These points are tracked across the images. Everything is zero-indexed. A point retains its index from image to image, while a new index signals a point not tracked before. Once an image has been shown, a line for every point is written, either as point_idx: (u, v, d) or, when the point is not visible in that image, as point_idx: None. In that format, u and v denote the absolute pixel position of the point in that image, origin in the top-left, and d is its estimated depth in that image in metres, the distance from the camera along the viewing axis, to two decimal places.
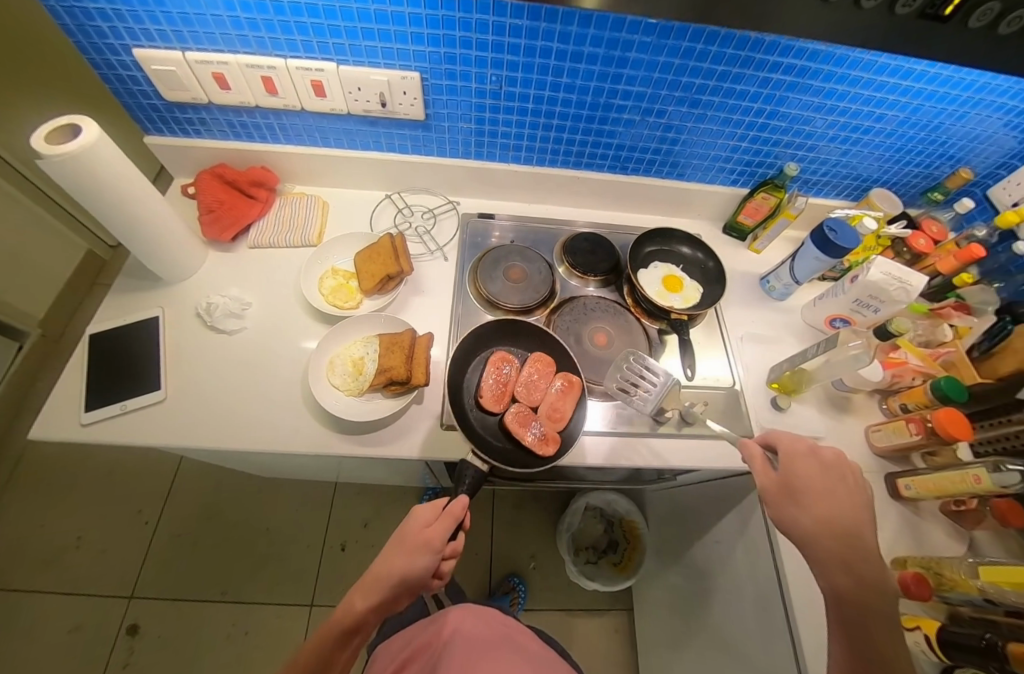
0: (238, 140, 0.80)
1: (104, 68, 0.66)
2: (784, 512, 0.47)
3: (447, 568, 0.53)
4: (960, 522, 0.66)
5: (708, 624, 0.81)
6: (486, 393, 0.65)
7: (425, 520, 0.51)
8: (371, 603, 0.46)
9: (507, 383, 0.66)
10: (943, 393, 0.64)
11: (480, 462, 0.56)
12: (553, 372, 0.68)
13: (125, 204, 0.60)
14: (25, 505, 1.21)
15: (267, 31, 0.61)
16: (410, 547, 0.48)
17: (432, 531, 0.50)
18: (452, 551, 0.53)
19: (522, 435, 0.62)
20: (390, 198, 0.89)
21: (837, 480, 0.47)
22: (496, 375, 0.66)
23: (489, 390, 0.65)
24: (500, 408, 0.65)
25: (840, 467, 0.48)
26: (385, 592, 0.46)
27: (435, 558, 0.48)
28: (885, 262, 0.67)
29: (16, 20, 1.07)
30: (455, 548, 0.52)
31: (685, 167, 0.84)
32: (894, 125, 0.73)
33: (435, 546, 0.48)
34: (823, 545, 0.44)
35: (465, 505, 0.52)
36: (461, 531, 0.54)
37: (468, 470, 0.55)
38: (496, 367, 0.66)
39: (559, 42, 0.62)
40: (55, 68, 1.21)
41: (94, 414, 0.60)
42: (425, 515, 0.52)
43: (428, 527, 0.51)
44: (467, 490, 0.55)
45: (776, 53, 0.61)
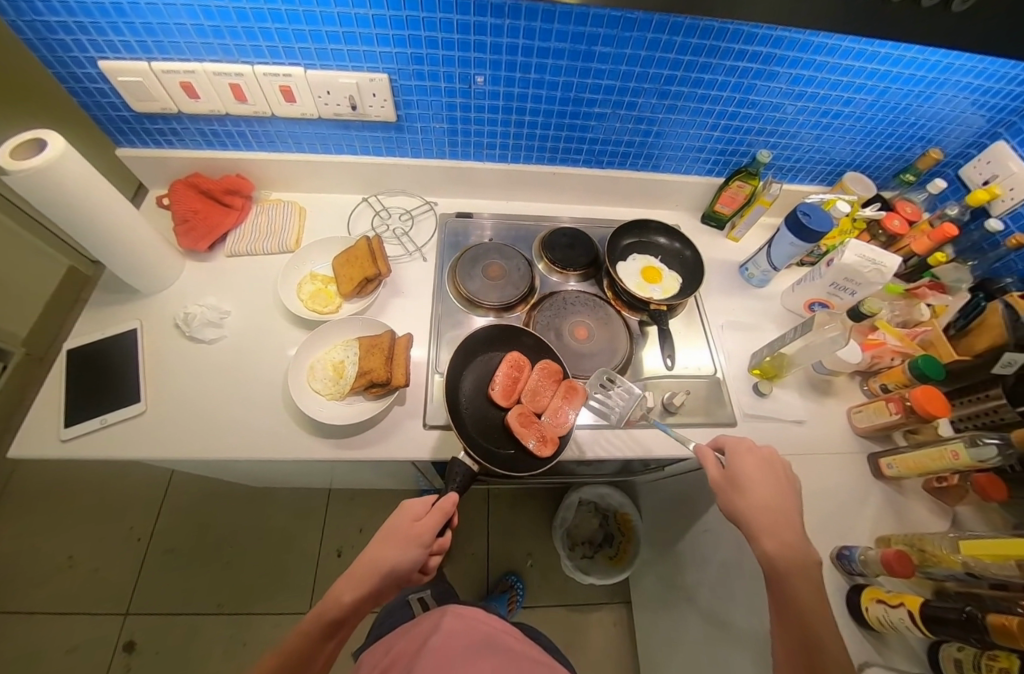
0: (211, 150, 0.80)
1: (70, 81, 0.66)
2: (729, 502, 0.52)
3: (434, 563, 0.54)
4: (942, 498, 0.66)
5: (702, 613, 0.82)
6: (498, 390, 0.64)
7: (414, 514, 0.52)
8: (354, 605, 0.46)
9: (518, 384, 0.65)
10: (920, 372, 0.65)
11: (469, 460, 0.56)
12: (562, 379, 0.66)
13: (94, 216, 0.59)
14: (15, 526, 1.20)
15: (231, 38, 0.60)
16: (397, 542, 0.49)
17: (422, 524, 0.51)
18: (438, 547, 0.53)
19: (524, 437, 0.60)
20: (367, 202, 0.89)
21: (770, 470, 0.53)
22: (508, 374, 0.65)
23: (498, 390, 0.64)
24: (507, 408, 0.63)
25: (777, 466, 0.53)
26: (371, 590, 0.46)
27: (423, 552, 0.49)
28: (859, 245, 0.68)
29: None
30: (442, 544, 0.53)
31: (660, 158, 0.85)
32: (864, 109, 0.73)
33: (425, 540, 0.49)
34: (774, 528, 0.47)
35: (456, 501, 0.53)
36: (449, 527, 0.54)
37: (458, 468, 0.55)
38: (508, 366, 0.65)
39: (525, 39, 0.62)
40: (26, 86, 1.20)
41: (74, 429, 0.60)
42: (416, 508, 0.53)
43: (419, 520, 0.52)
44: (457, 487, 0.55)
45: (740, 41, 0.62)
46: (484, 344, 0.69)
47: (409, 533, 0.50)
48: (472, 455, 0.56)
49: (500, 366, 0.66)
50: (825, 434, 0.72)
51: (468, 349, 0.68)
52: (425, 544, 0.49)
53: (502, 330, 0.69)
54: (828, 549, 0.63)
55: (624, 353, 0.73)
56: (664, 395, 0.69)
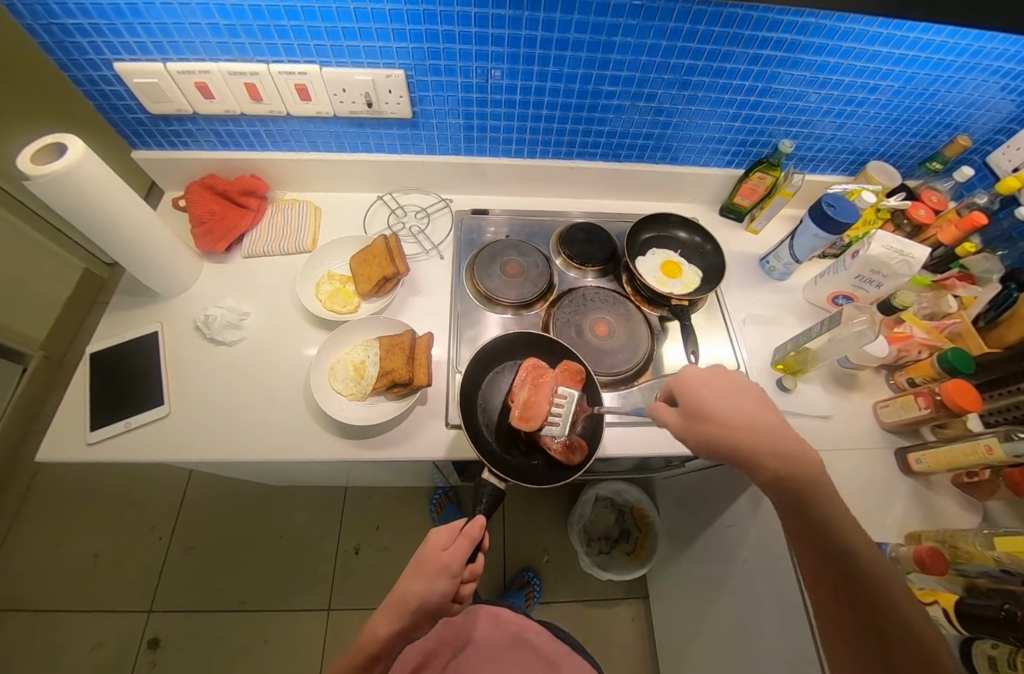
0: (226, 150, 0.79)
1: (86, 84, 0.66)
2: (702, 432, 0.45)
3: (467, 589, 0.53)
4: (972, 493, 0.65)
5: (723, 610, 0.81)
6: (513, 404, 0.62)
7: (441, 543, 0.51)
8: (392, 626, 0.46)
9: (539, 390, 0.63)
10: (950, 366, 0.63)
11: (496, 480, 0.55)
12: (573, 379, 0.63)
13: (116, 220, 0.59)
14: (39, 527, 1.22)
15: (247, 37, 0.60)
16: (428, 571, 0.49)
17: (450, 553, 0.50)
18: (472, 573, 0.52)
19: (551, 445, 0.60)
20: (382, 200, 0.88)
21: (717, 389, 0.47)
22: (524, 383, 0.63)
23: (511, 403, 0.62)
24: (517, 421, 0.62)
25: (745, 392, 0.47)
26: None
27: (453, 583, 0.48)
28: (886, 236, 0.66)
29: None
30: (473, 570, 0.52)
31: (678, 150, 0.83)
32: (889, 96, 0.71)
33: (455, 570, 0.49)
34: None
35: (483, 526, 0.52)
36: (480, 551, 0.53)
37: (485, 490, 0.55)
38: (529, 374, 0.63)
39: (543, 31, 0.60)
40: (36, 89, 1.20)
41: (99, 432, 0.61)
42: (442, 537, 0.51)
43: (446, 549, 0.50)
44: (484, 509, 0.54)
45: (764, 29, 0.60)
46: (500, 353, 0.69)
47: (438, 563, 0.49)
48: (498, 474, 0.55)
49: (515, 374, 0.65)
50: (852, 429, 0.71)
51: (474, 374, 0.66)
52: (455, 572, 0.49)
53: (518, 338, 0.69)
54: None
55: (645, 350, 0.73)
56: None
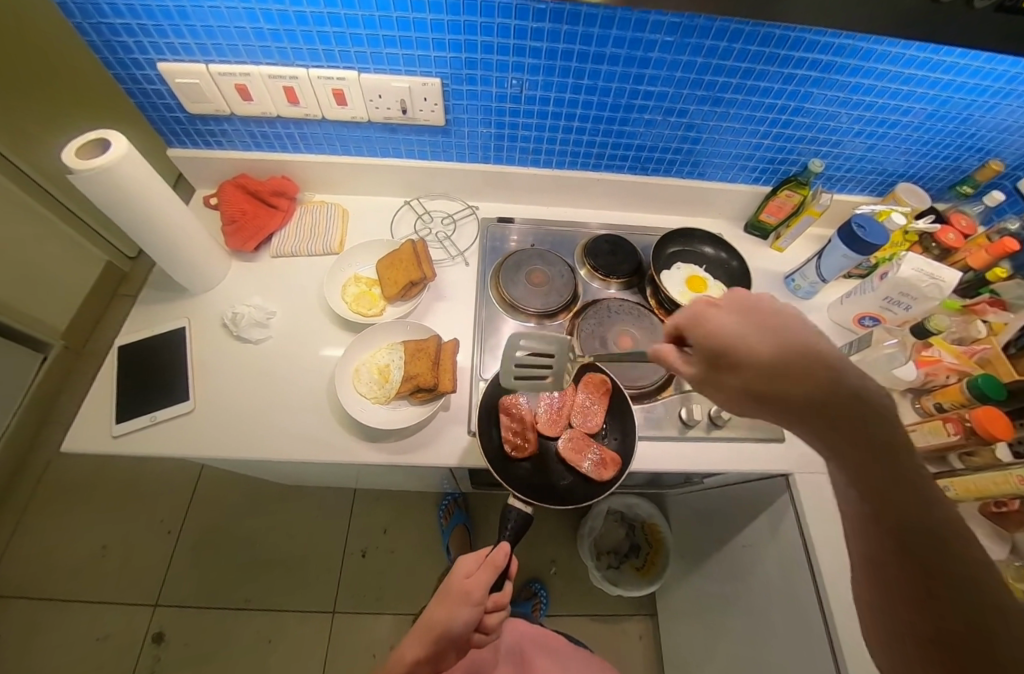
0: (259, 151, 0.80)
1: (129, 83, 0.67)
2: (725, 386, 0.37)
3: (493, 618, 0.54)
4: (1001, 524, 0.63)
5: (737, 633, 0.80)
6: (525, 433, 0.63)
7: (467, 570, 0.53)
8: None
9: (562, 408, 0.66)
10: (980, 392, 0.62)
11: (522, 504, 0.53)
12: (598, 392, 0.66)
13: (153, 218, 0.60)
14: (50, 515, 1.23)
15: (289, 42, 0.61)
16: (450, 599, 0.51)
17: (473, 581, 0.52)
18: (496, 601, 0.54)
19: (580, 462, 0.62)
20: (409, 205, 0.89)
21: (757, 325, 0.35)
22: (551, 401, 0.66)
23: (508, 439, 0.62)
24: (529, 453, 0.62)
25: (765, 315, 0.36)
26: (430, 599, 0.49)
27: (475, 610, 0.50)
28: (916, 259, 0.67)
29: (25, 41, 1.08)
30: (498, 599, 0.54)
31: (706, 166, 0.84)
32: (921, 119, 0.71)
33: (476, 597, 0.50)
34: None
35: (507, 552, 0.52)
36: (505, 580, 0.55)
37: (512, 513, 0.52)
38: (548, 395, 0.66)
39: (580, 45, 0.61)
40: (67, 88, 1.23)
41: (125, 425, 0.61)
42: (468, 564, 0.54)
43: (470, 577, 0.53)
44: (510, 534, 0.52)
45: (801, 48, 0.60)
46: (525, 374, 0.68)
47: (461, 588, 0.51)
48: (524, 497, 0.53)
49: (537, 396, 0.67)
50: None
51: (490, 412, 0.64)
52: (476, 602, 0.50)
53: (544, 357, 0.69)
54: None
55: None
56: (712, 408, 0.68)
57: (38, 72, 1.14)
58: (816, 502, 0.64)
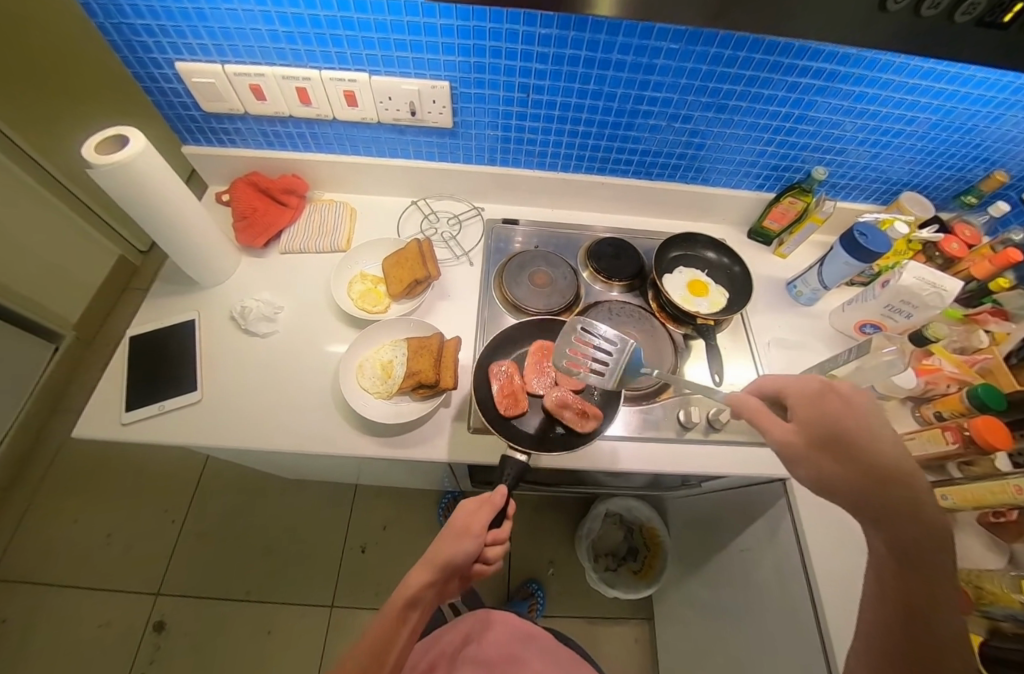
0: (271, 150, 0.82)
1: (147, 81, 0.69)
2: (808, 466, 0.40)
3: (493, 553, 0.55)
4: (999, 534, 0.62)
5: (733, 638, 0.80)
6: (513, 393, 0.65)
7: (467, 509, 0.54)
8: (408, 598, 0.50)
9: (549, 367, 0.68)
10: (980, 402, 0.62)
11: (518, 455, 0.57)
12: None
13: (167, 213, 0.62)
14: (57, 501, 1.25)
15: (303, 44, 0.63)
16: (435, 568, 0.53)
17: (473, 517, 0.53)
18: (495, 537, 0.55)
19: (568, 415, 0.63)
20: (416, 205, 0.90)
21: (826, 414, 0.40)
22: (537, 362, 0.68)
23: (498, 398, 0.64)
24: (518, 411, 0.64)
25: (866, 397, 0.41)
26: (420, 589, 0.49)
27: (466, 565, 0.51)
28: (918, 267, 0.66)
29: (44, 39, 1.11)
30: (496, 534, 0.55)
31: (710, 172, 0.84)
32: (926, 129, 0.71)
33: (476, 533, 0.51)
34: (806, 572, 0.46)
35: (504, 494, 0.54)
36: (503, 517, 0.56)
37: (508, 463, 0.57)
38: (536, 353, 0.68)
39: (587, 51, 0.62)
40: (84, 85, 1.26)
41: (134, 413, 0.63)
42: (469, 504, 0.54)
43: (469, 514, 0.53)
44: (508, 479, 0.56)
45: (805, 57, 0.61)
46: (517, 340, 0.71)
47: (461, 525, 0.52)
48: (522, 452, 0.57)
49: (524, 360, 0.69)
50: None
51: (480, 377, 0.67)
52: (477, 531, 0.51)
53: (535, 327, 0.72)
54: None
55: (669, 368, 0.73)
56: (710, 411, 0.68)
57: (57, 69, 1.17)
58: (811, 506, 0.65)
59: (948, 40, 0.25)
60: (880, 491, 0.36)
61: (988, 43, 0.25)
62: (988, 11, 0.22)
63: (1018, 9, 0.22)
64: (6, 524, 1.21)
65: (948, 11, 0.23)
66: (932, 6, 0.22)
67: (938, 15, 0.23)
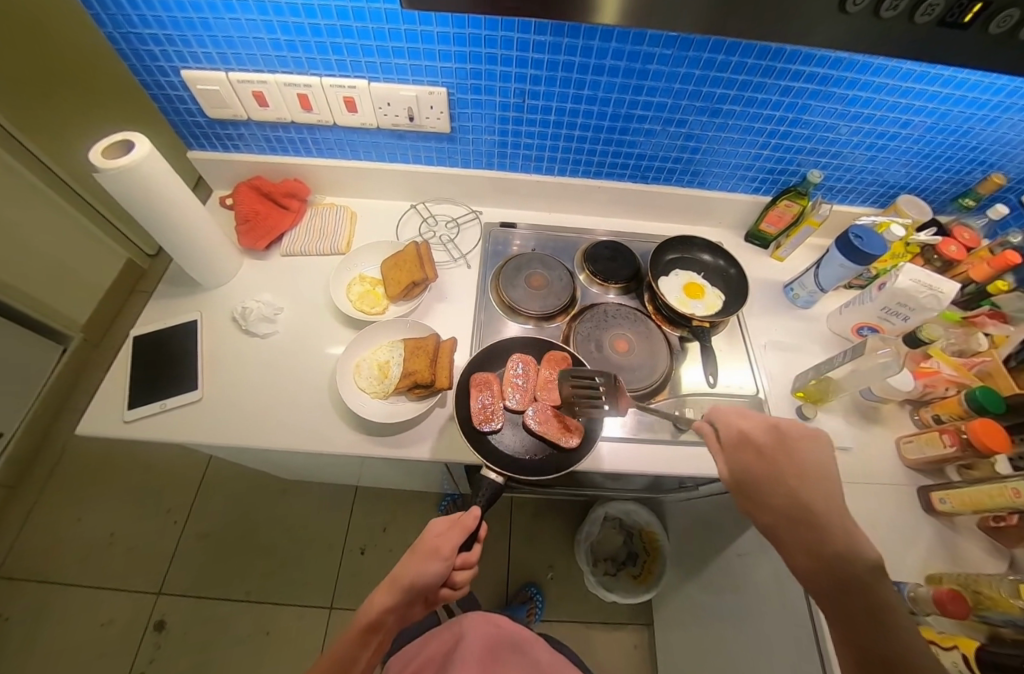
0: (273, 155, 0.84)
1: (154, 88, 0.71)
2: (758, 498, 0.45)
3: (460, 576, 0.57)
4: (999, 538, 0.62)
5: (730, 643, 0.79)
6: (493, 409, 0.64)
7: (437, 531, 0.54)
8: (386, 604, 0.50)
9: (529, 383, 0.66)
10: (978, 404, 0.62)
11: (495, 475, 0.58)
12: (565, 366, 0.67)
13: (170, 217, 0.64)
14: (62, 500, 1.27)
15: (303, 52, 0.64)
16: (417, 558, 0.52)
17: (443, 538, 0.53)
18: (464, 561, 0.57)
19: (550, 434, 0.63)
20: (415, 208, 0.92)
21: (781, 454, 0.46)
22: (516, 375, 0.67)
23: (477, 415, 0.63)
24: (498, 427, 0.63)
25: (782, 438, 0.47)
26: (397, 597, 0.50)
27: (443, 567, 0.51)
28: (914, 270, 0.66)
29: (52, 46, 1.15)
30: (467, 558, 0.56)
31: (705, 175, 0.85)
32: (922, 132, 0.72)
33: (446, 555, 0.51)
34: None
35: (477, 517, 0.55)
36: (474, 541, 0.57)
37: (484, 482, 0.57)
38: (515, 368, 0.67)
39: (581, 57, 0.63)
40: (91, 89, 1.29)
41: (136, 411, 0.64)
42: (439, 525, 0.55)
43: (440, 535, 0.54)
44: (483, 501, 0.57)
45: (797, 61, 0.61)
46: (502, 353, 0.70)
47: (430, 546, 0.52)
48: (498, 470, 0.58)
49: (504, 371, 0.68)
50: (873, 462, 0.70)
51: (459, 391, 0.65)
52: (445, 558, 0.51)
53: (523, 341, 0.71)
54: None
55: (664, 371, 0.73)
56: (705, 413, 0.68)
57: (65, 75, 1.20)
58: None
59: (915, 42, 0.26)
60: (803, 522, 0.42)
61: (958, 44, 0.25)
62: (947, 11, 0.23)
63: (977, 8, 0.22)
64: (12, 522, 1.23)
65: (909, 12, 0.23)
66: (893, 6, 0.23)
67: (899, 15, 0.24)
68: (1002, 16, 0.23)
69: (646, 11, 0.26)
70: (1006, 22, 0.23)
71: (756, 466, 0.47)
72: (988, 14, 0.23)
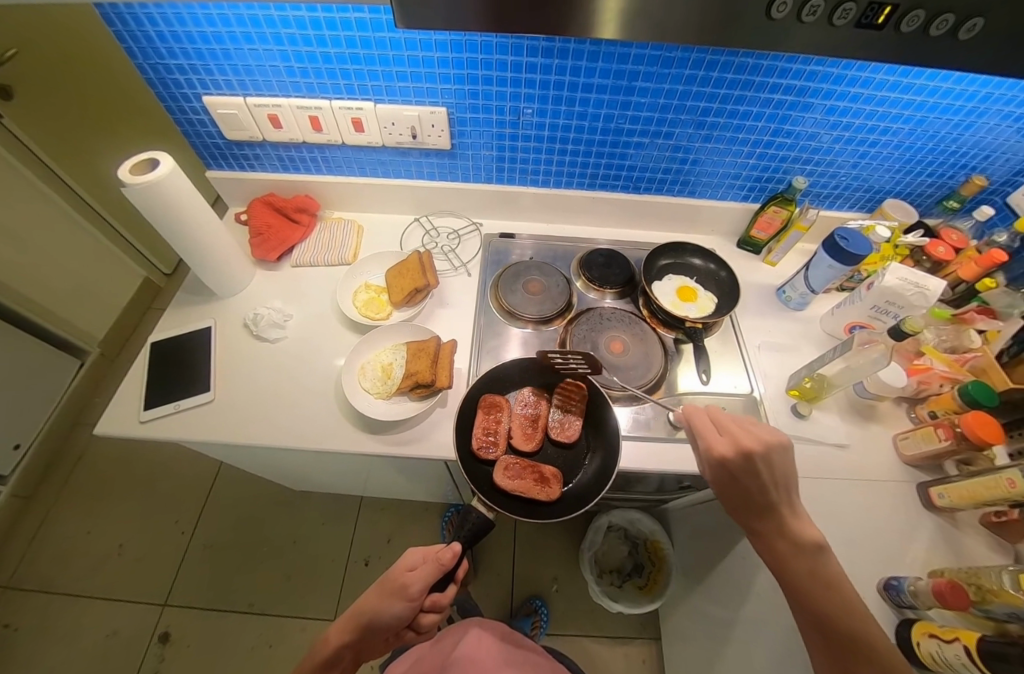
0: (285, 173, 0.90)
1: (177, 113, 0.78)
2: (741, 507, 0.50)
3: (424, 619, 0.58)
4: (1003, 534, 0.61)
5: (732, 655, 0.77)
6: (498, 437, 0.66)
7: (409, 563, 0.56)
8: (344, 640, 0.52)
9: (538, 417, 0.69)
10: (971, 398, 0.63)
11: (484, 507, 0.58)
12: (577, 404, 0.70)
13: (187, 230, 0.68)
14: (73, 512, 1.29)
15: (315, 78, 0.70)
16: (386, 590, 0.54)
17: (412, 577, 0.54)
18: (434, 603, 0.58)
19: (545, 482, 0.64)
20: (418, 222, 0.96)
21: (752, 474, 0.48)
22: (526, 406, 0.70)
23: (479, 438, 0.66)
24: (500, 457, 0.65)
25: (754, 461, 0.48)
26: (359, 630, 0.52)
27: (405, 606, 0.52)
28: (900, 269, 0.69)
29: (70, 61, 1.20)
30: (436, 600, 0.58)
31: (696, 184, 0.88)
32: (903, 137, 0.74)
33: (409, 593, 0.53)
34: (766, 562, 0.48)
35: (455, 553, 0.56)
36: (450, 582, 0.59)
37: (472, 515, 0.58)
38: (526, 399, 0.70)
39: (570, 76, 0.68)
40: (115, 110, 1.38)
41: (152, 412, 0.67)
42: (411, 559, 0.57)
43: (410, 571, 0.55)
44: (467, 535, 0.57)
45: (774, 75, 0.66)
46: (509, 378, 0.72)
47: (397, 581, 0.54)
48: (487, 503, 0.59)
49: (514, 399, 0.71)
50: (870, 460, 0.70)
51: (465, 409, 0.67)
52: (410, 597, 0.52)
53: (529, 362, 0.73)
54: (874, 581, 0.59)
55: (658, 370, 0.75)
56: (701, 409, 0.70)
57: (95, 104, 1.31)
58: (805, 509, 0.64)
59: (843, 45, 0.29)
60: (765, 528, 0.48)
61: (879, 46, 0.29)
62: (861, 13, 0.26)
63: (887, 10, 0.25)
64: (26, 531, 1.25)
65: (827, 16, 0.26)
66: (811, 12, 0.26)
67: (820, 19, 0.27)
68: (911, 15, 0.25)
69: (601, 18, 0.29)
70: (915, 21, 0.26)
71: (734, 486, 0.50)
72: (897, 15, 0.26)
